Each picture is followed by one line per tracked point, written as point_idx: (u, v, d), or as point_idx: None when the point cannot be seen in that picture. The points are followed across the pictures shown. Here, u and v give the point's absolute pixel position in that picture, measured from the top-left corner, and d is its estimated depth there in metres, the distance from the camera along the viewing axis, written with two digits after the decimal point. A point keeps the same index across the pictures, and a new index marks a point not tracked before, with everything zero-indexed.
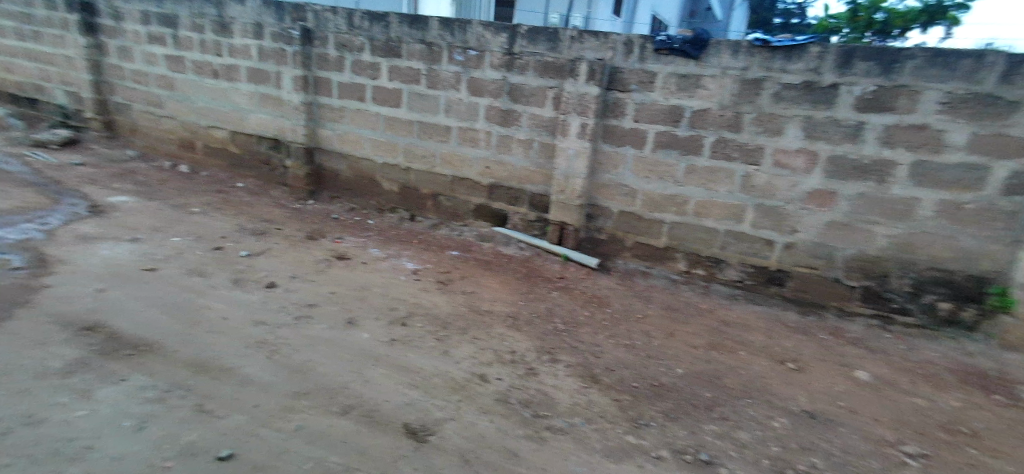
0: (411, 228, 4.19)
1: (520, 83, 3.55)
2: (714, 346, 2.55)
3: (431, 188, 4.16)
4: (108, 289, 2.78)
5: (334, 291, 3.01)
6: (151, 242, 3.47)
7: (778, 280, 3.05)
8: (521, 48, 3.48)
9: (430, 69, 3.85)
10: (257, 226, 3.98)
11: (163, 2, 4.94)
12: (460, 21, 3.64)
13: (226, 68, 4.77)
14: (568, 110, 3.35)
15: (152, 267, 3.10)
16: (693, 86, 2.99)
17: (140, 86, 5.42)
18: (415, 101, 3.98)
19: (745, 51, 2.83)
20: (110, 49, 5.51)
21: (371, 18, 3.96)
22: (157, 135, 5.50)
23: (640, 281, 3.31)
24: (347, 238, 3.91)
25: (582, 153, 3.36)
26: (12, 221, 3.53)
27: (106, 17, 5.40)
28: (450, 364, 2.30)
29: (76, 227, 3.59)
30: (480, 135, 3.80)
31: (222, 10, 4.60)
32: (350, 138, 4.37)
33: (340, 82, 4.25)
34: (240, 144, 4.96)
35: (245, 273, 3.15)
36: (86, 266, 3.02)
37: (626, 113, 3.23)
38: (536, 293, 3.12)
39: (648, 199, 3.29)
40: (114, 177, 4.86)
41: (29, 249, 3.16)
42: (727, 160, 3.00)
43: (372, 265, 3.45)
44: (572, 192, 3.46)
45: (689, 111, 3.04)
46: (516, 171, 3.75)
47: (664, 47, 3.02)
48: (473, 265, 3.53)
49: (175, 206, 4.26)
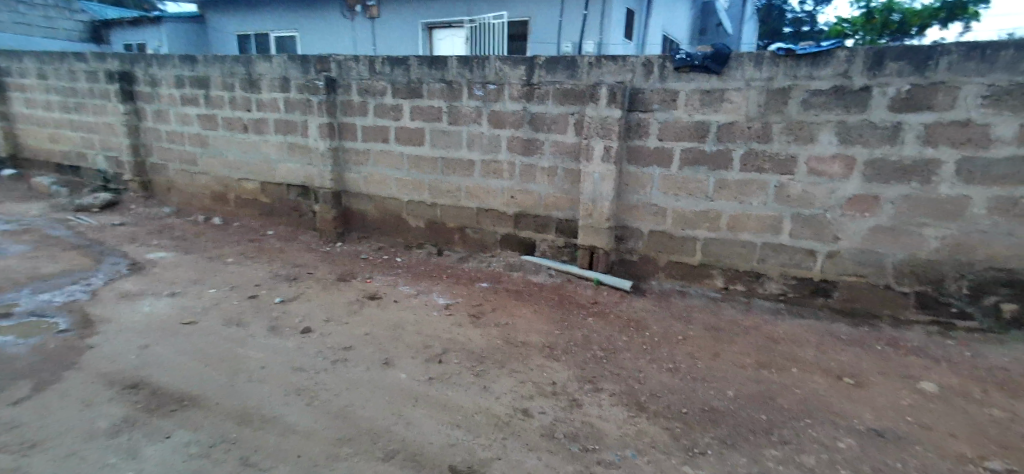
0: (440, 262, 4.20)
1: (541, 112, 3.58)
2: (764, 364, 2.43)
3: (458, 222, 4.18)
4: (150, 345, 2.83)
5: (369, 332, 3.00)
6: (190, 295, 3.55)
7: (825, 291, 2.93)
8: (540, 78, 3.53)
9: (451, 106, 3.92)
10: (290, 271, 4.05)
11: (195, 65, 5.18)
12: (478, 58, 3.71)
13: (256, 121, 4.95)
14: (591, 135, 3.34)
15: (192, 320, 3.16)
16: (717, 101, 2.96)
17: (175, 146, 5.66)
18: (438, 138, 4.05)
19: (768, 62, 2.80)
20: (147, 113, 5.79)
21: (392, 62, 4.08)
22: (192, 190, 5.71)
23: (677, 300, 3.21)
24: (378, 277, 3.93)
25: (607, 176, 3.33)
26: (59, 284, 3.67)
27: (143, 83, 5.70)
28: (491, 399, 2.25)
29: (119, 285, 3.71)
30: (504, 166, 3.82)
31: (251, 68, 4.80)
32: (376, 179, 4.45)
33: (364, 125, 4.36)
34: (271, 192, 5.10)
35: (281, 320, 3.18)
36: (129, 323, 3.09)
37: (650, 133, 3.21)
38: (572, 320, 3.05)
39: (680, 217, 3.22)
40: (153, 234, 5.04)
41: (76, 310, 3.27)
42: (758, 171, 2.93)
43: (404, 303, 3.45)
44: (599, 215, 3.41)
45: (714, 126, 3.00)
46: (541, 199, 3.75)
47: (684, 65, 3.00)
48: (504, 296, 3.49)
49: (211, 258, 4.37)
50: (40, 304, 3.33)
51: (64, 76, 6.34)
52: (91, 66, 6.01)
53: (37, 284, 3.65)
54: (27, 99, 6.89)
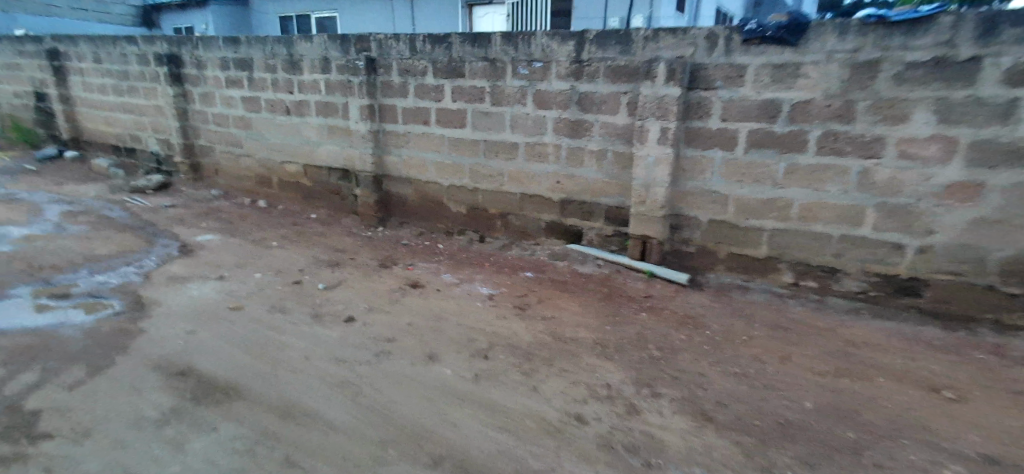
0: (481, 250, 4.08)
1: (589, 91, 3.36)
2: (842, 371, 2.20)
3: (500, 208, 4.02)
4: (197, 329, 2.82)
5: (411, 323, 2.90)
6: (235, 279, 3.54)
7: (912, 290, 2.64)
8: (590, 54, 3.30)
9: (494, 86, 3.73)
10: (331, 257, 4.00)
11: (238, 47, 5.17)
12: (524, 34, 3.49)
13: (297, 103, 4.90)
14: (645, 115, 3.10)
15: (237, 305, 3.14)
16: (791, 76, 2.67)
17: (220, 129, 5.70)
18: (480, 120, 3.88)
19: (854, 31, 2.48)
20: (193, 95, 5.84)
21: (433, 40, 3.91)
22: (237, 173, 5.76)
23: (738, 296, 2.98)
24: (419, 265, 3.84)
25: (662, 160, 3.10)
26: (112, 266, 3.73)
27: (189, 66, 5.74)
28: (540, 401, 2.11)
29: (168, 267, 3.74)
30: (549, 149, 3.63)
31: (292, 48, 4.73)
32: (416, 163, 4.33)
33: (404, 107, 4.23)
34: (312, 176, 5.07)
35: (324, 307, 3.12)
36: (176, 307, 3.09)
37: (712, 113, 2.94)
38: (622, 315, 2.87)
39: (743, 206, 2.97)
40: (201, 216, 5.11)
41: (127, 292, 3.30)
42: (836, 155, 2.64)
43: (445, 293, 3.33)
44: (652, 203, 3.20)
45: (787, 104, 2.71)
46: (589, 185, 3.54)
47: (754, 37, 2.72)
48: (549, 287, 3.34)
49: (255, 241, 4.38)
50: (95, 286, 3.38)
51: (117, 59, 6.48)
52: (141, 48, 6.10)
53: (93, 265, 3.72)
54: (84, 82, 7.09)
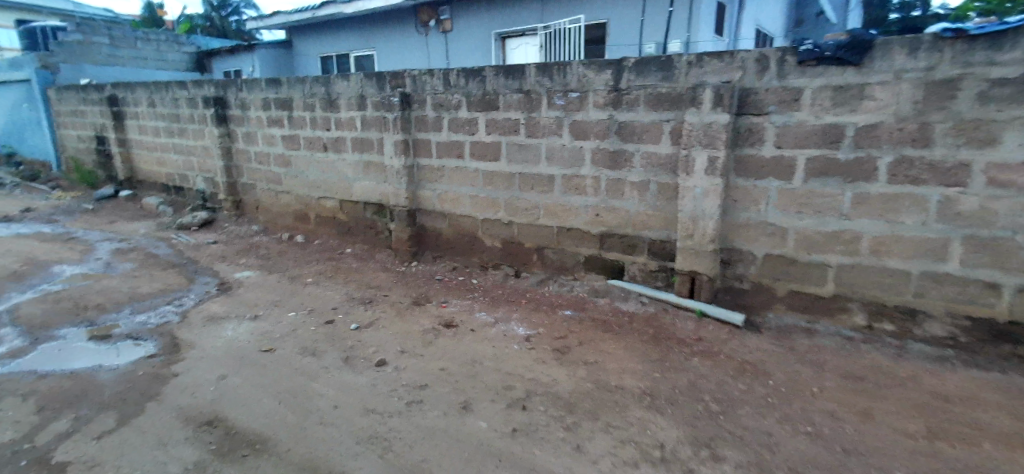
0: (517, 286, 3.92)
1: (630, 120, 3.22)
2: (936, 435, 1.98)
3: (537, 242, 3.87)
4: (230, 374, 2.74)
5: (445, 368, 2.75)
6: (269, 319, 3.48)
7: (1013, 337, 2.39)
8: (629, 82, 3.18)
9: (530, 117, 3.63)
10: (365, 294, 3.92)
11: (279, 88, 5.29)
12: (559, 64, 3.40)
13: (334, 140, 4.94)
14: (691, 144, 2.95)
15: (270, 348, 3.04)
16: (856, 98, 2.52)
17: (262, 167, 5.82)
18: (515, 153, 3.77)
19: (927, 48, 2.34)
20: (237, 135, 6.00)
21: (467, 74, 3.87)
22: (277, 210, 5.84)
23: (802, 339, 2.76)
24: (453, 302, 3.71)
25: (710, 191, 2.94)
26: (154, 305, 3.75)
27: (234, 107, 5.91)
28: (586, 464, 1.93)
29: (206, 306, 3.73)
30: (587, 182, 3.48)
31: (330, 87, 4.80)
32: (450, 198, 4.25)
33: (438, 141, 4.18)
34: (348, 211, 5.07)
35: (356, 350, 3.01)
36: (209, 350, 3.02)
37: (766, 140, 2.80)
38: (672, 361, 2.69)
39: (803, 238, 2.78)
40: (240, 253, 5.16)
41: (165, 333, 3.27)
42: (912, 183, 2.45)
43: (481, 334, 3.18)
44: (702, 236, 3.02)
45: (852, 129, 2.55)
46: (630, 217, 3.37)
47: (811, 57, 2.59)
48: (590, 328, 3.16)
49: (291, 278, 4.36)
50: (135, 326, 3.39)
51: (169, 103, 6.78)
52: (191, 92, 6.35)
53: (135, 305, 3.76)
54: (139, 126, 7.45)
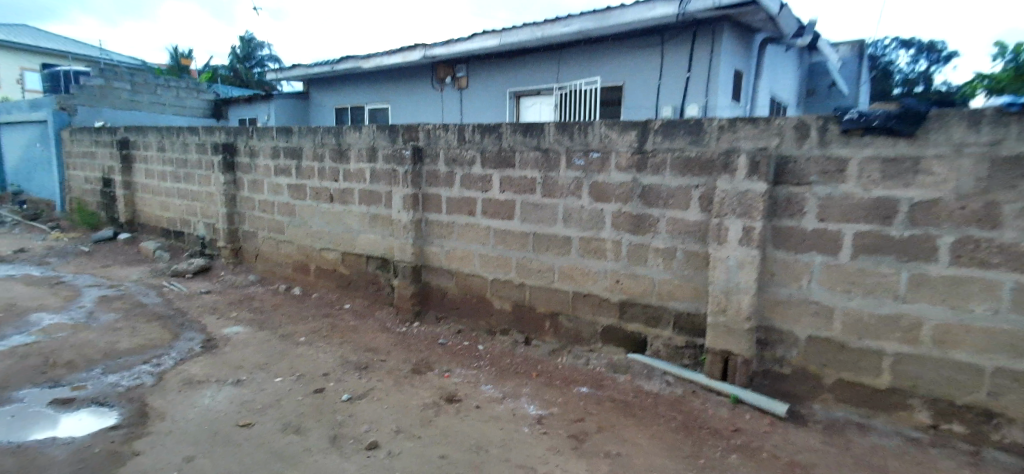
0: (527, 355, 3.59)
1: (655, 184, 3.04)
2: None
3: (550, 307, 3.59)
4: (197, 455, 2.40)
5: (446, 455, 2.43)
6: (254, 384, 3.16)
7: None
8: (654, 144, 3.02)
9: (547, 177, 3.45)
10: (361, 358, 3.60)
11: (290, 136, 5.19)
12: (580, 123, 3.26)
13: (342, 191, 4.77)
14: (724, 212, 2.74)
15: (249, 422, 2.71)
16: (910, 171, 2.34)
17: (265, 215, 5.63)
18: (530, 212, 3.56)
19: (989, 122, 2.17)
20: (244, 183, 5.86)
21: (483, 130, 3.72)
22: (277, 259, 5.60)
23: (857, 438, 2.46)
24: (456, 372, 3.37)
25: (746, 263, 2.70)
26: (129, 364, 3.44)
27: (243, 154, 5.79)
28: None
29: (186, 367, 3.41)
30: (607, 245, 3.25)
31: (341, 138, 4.68)
32: (459, 256, 4.01)
33: (449, 198, 4.00)
34: (351, 265, 4.83)
35: (346, 426, 2.68)
36: (183, 422, 2.70)
37: (807, 211, 2.60)
38: (708, 459, 2.38)
39: (852, 320, 2.53)
40: (233, 305, 4.88)
41: (134, 399, 2.94)
42: (979, 266, 2.23)
43: (487, 412, 2.85)
44: (736, 313, 2.76)
45: (905, 204, 2.36)
46: (654, 286, 3.12)
47: (857, 126, 2.41)
48: (610, 410, 2.84)
49: (283, 336, 4.05)
50: (103, 389, 3.07)
51: (178, 147, 6.70)
52: (202, 138, 6.28)
53: (109, 363, 3.45)
54: (146, 169, 7.36)
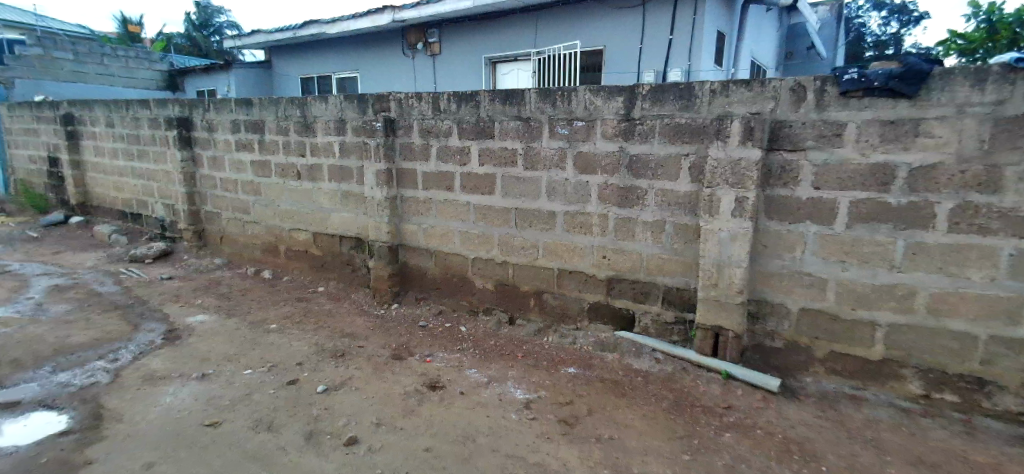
0: (513, 335, 3.46)
1: (643, 153, 2.88)
2: None
3: (535, 285, 3.45)
4: (158, 462, 2.21)
5: (430, 448, 2.30)
6: (221, 377, 2.96)
7: None
8: (642, 111, 2.85)
9: (529, 148, 3.26)
10: (337, 345, 3.41)
11: (251, 109, 4.83)
12: (563, 90, 3.06)
13: (310, 167, 4.49)
14: (717, 182, 2.60)
15: (216, 421, 2.52)
16: (910, 134, 2.23)
17: (229, 194, 5.30)
18: (512, 186, 3.38)
19: (996, 80, 2.05)
20: (203, 160, 5.48)
21: (459, 99, 3.48)
22: (243, 241, 5.31)
23: (851, 411, 2.41)
24: (439, 355, 3.23)
25: (739, 235, 2.58)
26: (83, 360, 3.19)
27: (200, 129, 5.40)
28: None
29: (146, 362, 3.18)
30: (594, 220, 3.10)
31: (307, 110, 4.36)
32: (437, 234, 3.82)
33: (425, 172, 3.77)
34: (323, 245, 4.59)
35: (323, 421, 2.52)
36: (142, 424, 2.49)
37: (803, 179, 2.48)
38: (703, 438, 2.30)
39: (847, 291, 2.45)
40: (198, 291, 4.61)
41: (88, 400, 2.72)
42: (979, 233, 2.15)
43: (473, 398, 2.72)
44: (728, 287, 2.66)
45: (905, 169, 2.25)
46: (643, 261, 2.99)
47: (857, 87, 2.28)
48: (601, 391, 2.74)
49: (253, 323, 3.83)
50: (53, 390, 2.83)
51: (129, 122, 6.23)
52: (154, 112, 5.84)
53: (60, 360, 3.19)
54: (96, 147, 6.86)
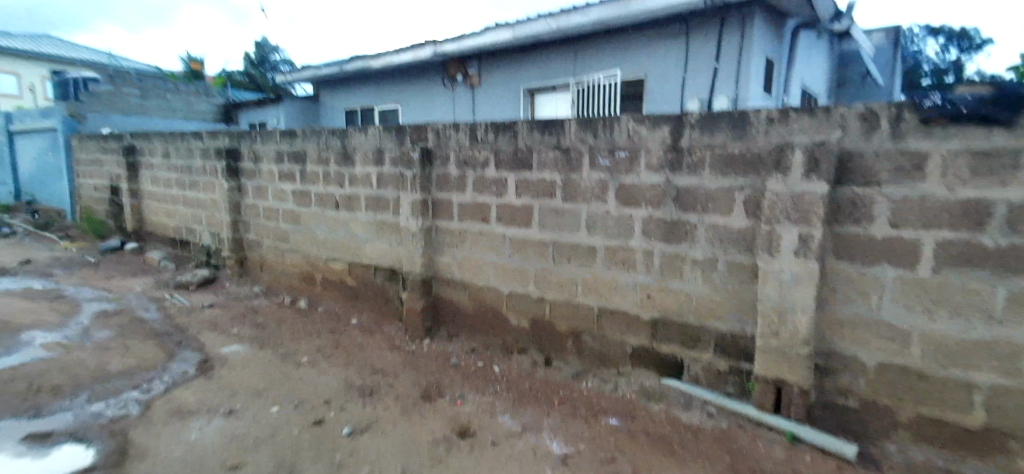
0: (548, 378, 3.24)
1: (692, 186, 2.67)
2: None
3: (573, 324, 3.23)
4: None
5: None
6: (247, 414, 2.86)
7: None
8: (691, 140, 2.65)
9: (568, 180, 3.10)
10: (366, 381, 3.28)
11: (293, 140, 4.90)
12: (604, 119, 2.90)
13: (347, 198, 4.48)
14: (777, 217, 2.35)
15: (237, 463, 2.41)
16: (1009, 167, 1.94)
17: (270, 223, 5.37)
18: (550, 218, 3.21)
19: None
20: (248, 189, 5.60)
21: (497, 129, 3.38)
22: (282, 269, 5.34)
23: None
24: (470, 398, 3.04)
25: (804, 277, 2.31)
26: (117, 389, 3.18)
27: (246, 159, 5.53)
28: None
29: (177, 393, 3.13)
30: (637, 256, 2.89)
31: (346, 140, 4.37)
32: (472, 266, 3.68)
33: (461, 203, 3.67)
34: (358, 275, 4.53)
35: (346, 469, 2.37)
36: (164, 463, 2.40)
37: (878, 216, 2.20)
38: None
39: (935, 346, 2.14)
40: (235, 320, 4.62)
41: (115, 433, 2.67)
42: None
43: (505, 449, 2.52)
44: (791, 335, 2.37)
45: (1002, 207, 1.96)
46: (692, 302, 2.75)
47: (941, 115, 2.03)
48: (647, 448, 2.48)
49: (285, 355, 3.76)
50: (84, 420, 2.80)
51: (182, 153, 6.48)
52: (205, 143, 6.04)
53: (96, 388, 3.18)
54: (152, 176, 7.17)
